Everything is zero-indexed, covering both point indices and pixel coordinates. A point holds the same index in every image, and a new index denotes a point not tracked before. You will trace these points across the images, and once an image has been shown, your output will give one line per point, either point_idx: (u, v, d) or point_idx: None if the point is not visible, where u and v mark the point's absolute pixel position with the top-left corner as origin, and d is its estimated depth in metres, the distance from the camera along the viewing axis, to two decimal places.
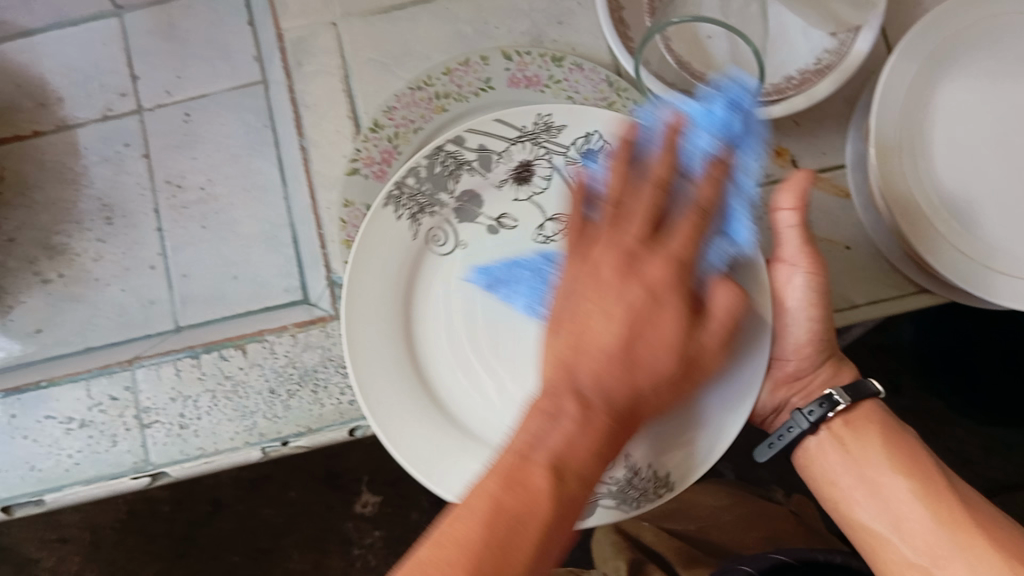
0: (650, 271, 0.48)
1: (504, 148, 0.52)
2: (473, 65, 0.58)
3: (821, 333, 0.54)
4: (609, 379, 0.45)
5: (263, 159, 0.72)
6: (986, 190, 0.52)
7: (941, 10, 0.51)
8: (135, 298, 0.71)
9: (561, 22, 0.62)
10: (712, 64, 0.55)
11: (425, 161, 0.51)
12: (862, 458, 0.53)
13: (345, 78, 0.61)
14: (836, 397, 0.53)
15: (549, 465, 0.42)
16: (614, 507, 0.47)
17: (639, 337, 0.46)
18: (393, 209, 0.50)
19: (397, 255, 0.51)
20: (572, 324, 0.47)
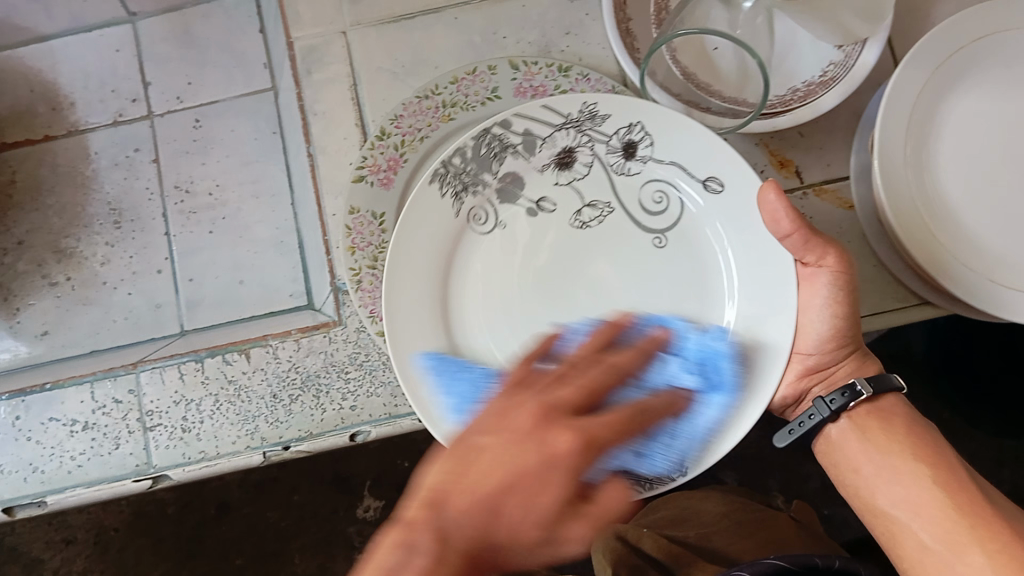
0: (558, 393, 0.42)
1: (548, 134, 0.53)
2: (481, 74, 0.58)
3: (845, 328, 0.53)
4: (476, 526, 0.36)
5: (272, 165, 0.72)
6: (992, 204, 0.52)
7: (947, 23, 0.51)
8: (143, 301, 0.71)
9: (570, 32, 0.62)
10: (718, 76, 0.55)
11: (471, 142, 0.51)
12: (884, 443, 0.51)
13: (354, 86, 0.62)
14: (860, 387, 0.51)
15: (436, 535, 0.35)
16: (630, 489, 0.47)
17: (517, 491, 0.37)
18: (438, 186, 0.51)
19: (442, 230, 0.52)
20: (463, 451, 0.39)
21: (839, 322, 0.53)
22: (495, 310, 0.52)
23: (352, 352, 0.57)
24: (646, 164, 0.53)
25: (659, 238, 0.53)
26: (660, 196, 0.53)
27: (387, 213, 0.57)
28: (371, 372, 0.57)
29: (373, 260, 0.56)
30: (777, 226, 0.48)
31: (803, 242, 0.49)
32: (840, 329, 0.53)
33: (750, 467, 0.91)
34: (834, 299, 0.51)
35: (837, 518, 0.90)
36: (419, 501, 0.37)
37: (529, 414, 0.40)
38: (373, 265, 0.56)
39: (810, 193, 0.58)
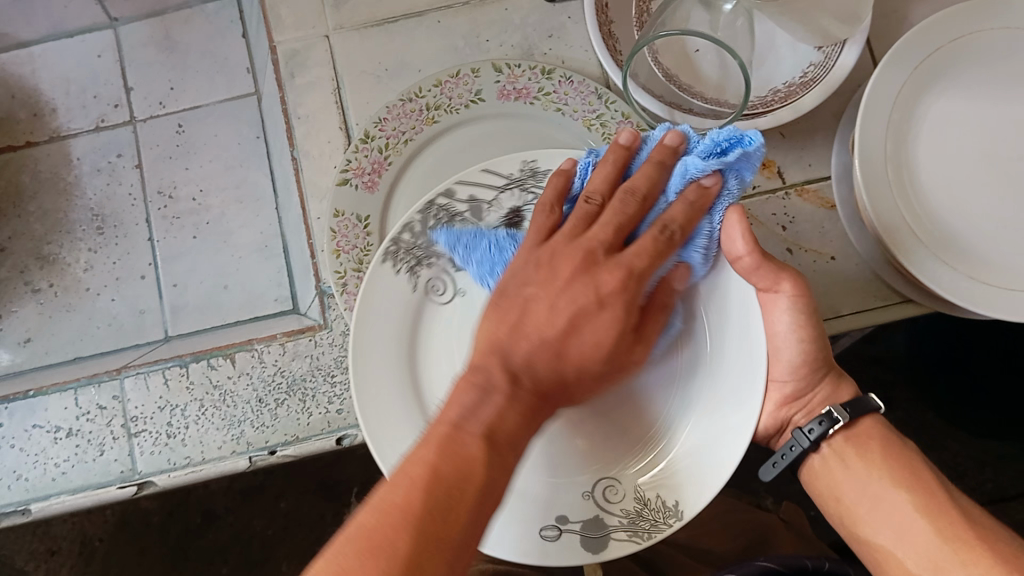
0: (604, 263, 0.43)
1: (494, 197, 0.47)
2: (464, 77, 0.58)
3: (815, 348, 0.50)
4: (544, 363, 0.42)
5: (256, 170, 0.72)
6: (970, 203, 0.53)
7: (925, 24, 0.52)
8: (127, 306, 0.71)
9: (552, 35, 0.62)
10: (699, 77, 0.56)
11: (418, 215, 0.46)
12: (865, 469, 0.48)
13: (337, 90, 0.62)
14: (836, 414, 0.49)
15: (481, 435, 0.38)
16: (626, 541, 0.43)
17: (559, 332, 0.43)
18: (392, 265, 0.46)
19: (394, 310, 0.46)
20: (516, 305, 0.44)
21: (806, 348, 0.50)
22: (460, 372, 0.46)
23: (338, 355, 0.57)
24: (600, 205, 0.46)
25: None
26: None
27: (372, 216, 0.57)
28: None
29: (358, 263, 0.56)
30: (739, 262, 0.44)
31: (755, 267, 0.44)
32: (809, 353, 0.50)
33: (737, 467, 0.91)
34: (796, 319, 0.49)
35: (824, 517, 0.90)
36: (477, 352, 0.43)
37: (568, 271, 0.44)
38: (359, 268, 0.56)
39: (792, 193, 0.58)
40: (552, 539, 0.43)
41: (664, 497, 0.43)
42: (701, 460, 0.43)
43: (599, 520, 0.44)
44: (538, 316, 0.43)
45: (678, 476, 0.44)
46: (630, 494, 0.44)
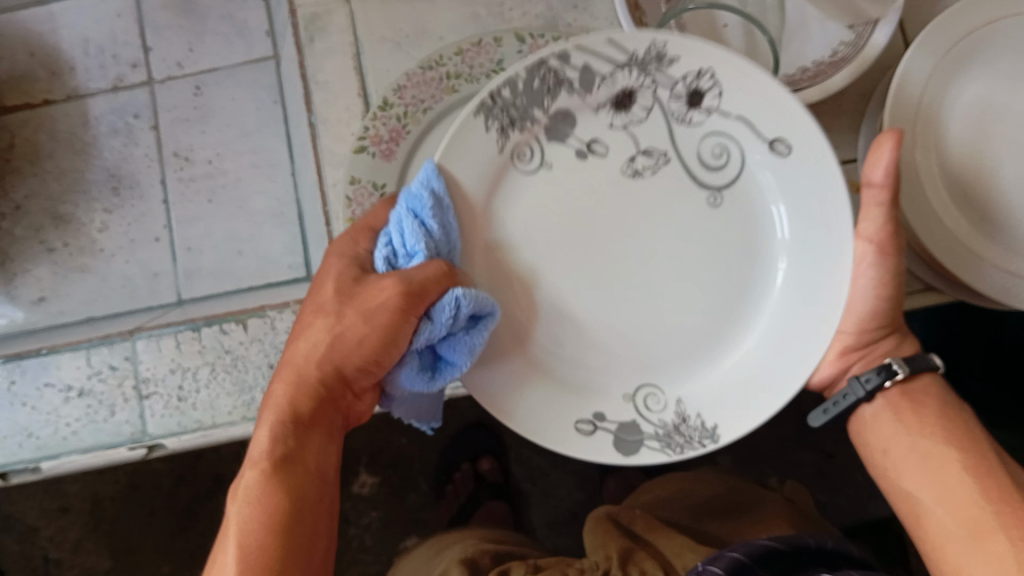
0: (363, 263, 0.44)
1: (608, 72, 0.43)
2: (486, 46, 0.57)
3: (887, 307, 0.51)
4: (322, 363, 0.41)
5: (271, 134, 0.71)
6: (1000, 190, 0.51)
7: (959, 5, 0.51)
8: (141, 269, 0.71)
9: (576, 5, 0.61)
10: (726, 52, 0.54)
11: (523, 72, 0.43)
12: (914, 426, 0.49)
13: (356, 56, 0.61)
14: (896, 366, 0.49)
15: (269, 464, 0.39)
16: (658, 451, 0.45)
17: (313, 327, 0.43)
18: (483, 120, 0.42)
19: (483, 169, 0.43)
20: (306, 318, 0.44)
21: (885, 296, 0.50)
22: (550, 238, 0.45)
23: None
24: (711, 116, 0.44)
25: (713, 196, 0.45)
26: (719, 151, 0.45)
27: (388, 185, 0.56)
28: None
29: None
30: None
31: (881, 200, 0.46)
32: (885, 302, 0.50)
33: (745, 448, 0.91)
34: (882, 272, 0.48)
35: (831, 504, 0.90)
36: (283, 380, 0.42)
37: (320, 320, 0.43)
38: None
39: None
40: (586, 436, 0.45)
41: (702, 418, 0.45)
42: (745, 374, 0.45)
43: (635, 424, 0.45)
44: (350, 344, 0.41)
45: (719, 400, 0.45)
46: (670, 406, 0.45)
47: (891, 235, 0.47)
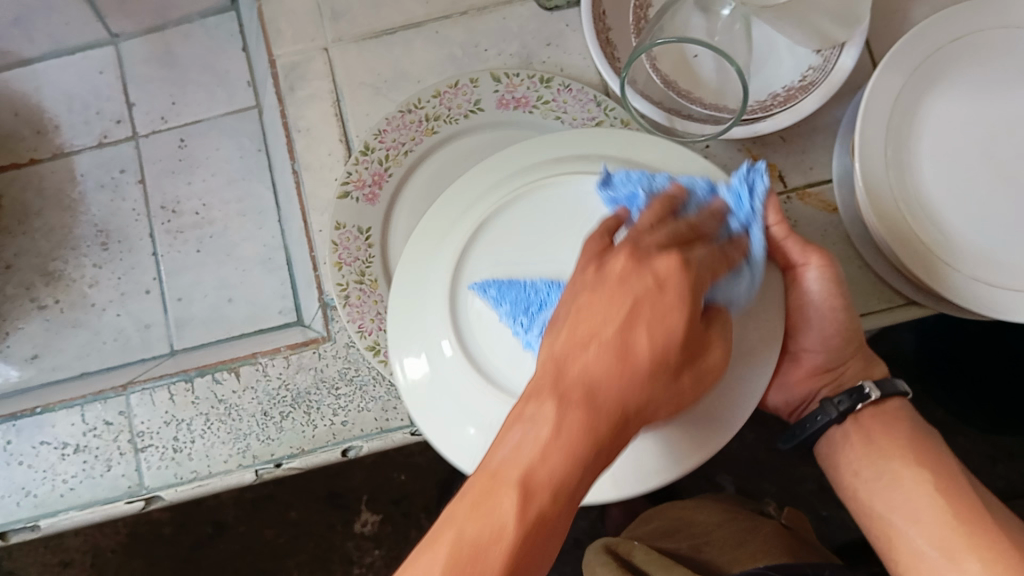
0: (661, 263, 0.35)
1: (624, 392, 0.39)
2: (462, 87, 0.59)
3: (845, 323, 0.49)
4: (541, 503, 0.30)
5: (256, 182, 0.72)
6: (974, 202, 0.52)
7: (921, 27, 0.52)
8: (133, 321, 0.71)
9: (550, 43, 0.62)
10: (698, 82, 0.56)
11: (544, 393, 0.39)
12: (885, 449, 0.48)
13: (336, 102, 0.61)
14: (867, 390, 0.48)
15: None
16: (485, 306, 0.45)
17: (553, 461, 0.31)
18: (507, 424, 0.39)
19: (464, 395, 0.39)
20: (533, 426, 0.32)
21: (836, 317, 0.48)
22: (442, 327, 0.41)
23: (342, 368, 0.57)
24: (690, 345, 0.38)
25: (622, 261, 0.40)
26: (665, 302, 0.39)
27: (373, 228, 0.57)
28: (360, 388, 0.57)
29: (360, 274, 0.57)
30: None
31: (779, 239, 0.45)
32: (839, 323, 0.49)
33: (745, 469, 0.91)
34: (826, 294, 0.47)
35: (833, 519, 0.90)
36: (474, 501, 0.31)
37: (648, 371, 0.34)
38: (361, 279, 0.57)
39: (793, 197, 0.59)
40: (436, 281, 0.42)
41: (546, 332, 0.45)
42: None
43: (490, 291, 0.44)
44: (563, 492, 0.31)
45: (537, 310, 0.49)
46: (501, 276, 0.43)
47: (832, 293, 0.47)
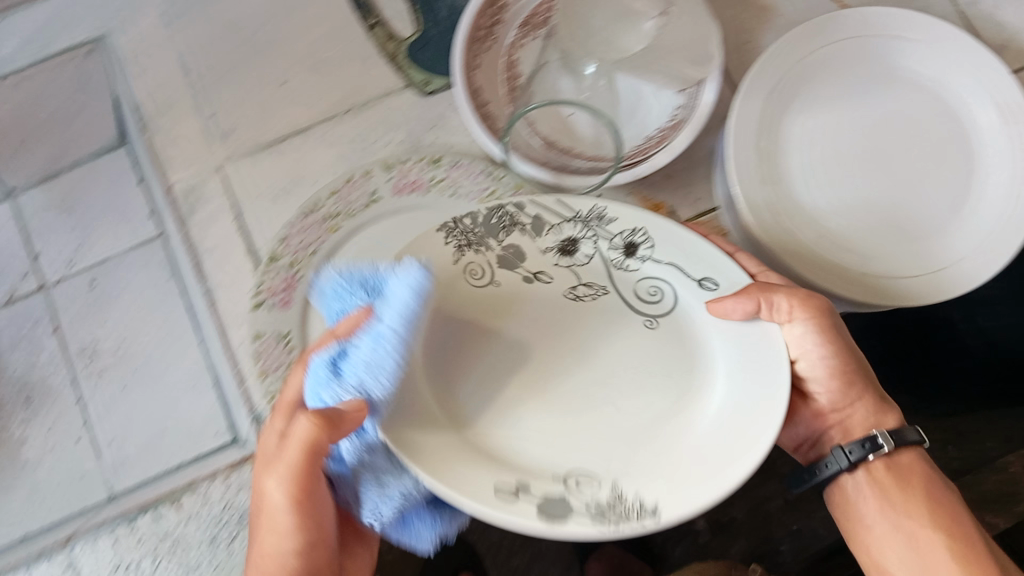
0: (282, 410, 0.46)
1: (610, 495, 0.43)
2: (357, 181, 0.60)
3: (838, 363, 0.50)
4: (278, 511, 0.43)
5: (176, 306, 0.69)
6: (844, 207, 0.55)
7: (773, 49, 0.55)
8: (66, 475, 0.65)
9: (435, 125, 0.63)
10: (577, 138, 0.59)
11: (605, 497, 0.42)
12: (901, 509, 0.48)
13: (237, 217, 0.62)
14: (880, 439, 0.49)
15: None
16: (590, 526, 0.40)
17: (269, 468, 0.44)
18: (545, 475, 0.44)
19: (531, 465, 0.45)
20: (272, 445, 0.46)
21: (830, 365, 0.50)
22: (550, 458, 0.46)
23: None
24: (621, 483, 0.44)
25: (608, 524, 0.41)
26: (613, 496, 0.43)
27: (291, 331, 0.58)
28: None
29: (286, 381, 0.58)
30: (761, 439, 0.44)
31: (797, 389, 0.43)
32: (839, 365, 0.50)
33: None
34: (815, 338, 0.49)
35: None
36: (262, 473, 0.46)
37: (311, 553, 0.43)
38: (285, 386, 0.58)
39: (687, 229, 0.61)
40: (511, 500, 0.41)
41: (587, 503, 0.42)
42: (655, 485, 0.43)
43: (563, 502, 0.42)
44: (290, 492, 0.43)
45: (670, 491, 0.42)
46: (604, 489, 0.43)
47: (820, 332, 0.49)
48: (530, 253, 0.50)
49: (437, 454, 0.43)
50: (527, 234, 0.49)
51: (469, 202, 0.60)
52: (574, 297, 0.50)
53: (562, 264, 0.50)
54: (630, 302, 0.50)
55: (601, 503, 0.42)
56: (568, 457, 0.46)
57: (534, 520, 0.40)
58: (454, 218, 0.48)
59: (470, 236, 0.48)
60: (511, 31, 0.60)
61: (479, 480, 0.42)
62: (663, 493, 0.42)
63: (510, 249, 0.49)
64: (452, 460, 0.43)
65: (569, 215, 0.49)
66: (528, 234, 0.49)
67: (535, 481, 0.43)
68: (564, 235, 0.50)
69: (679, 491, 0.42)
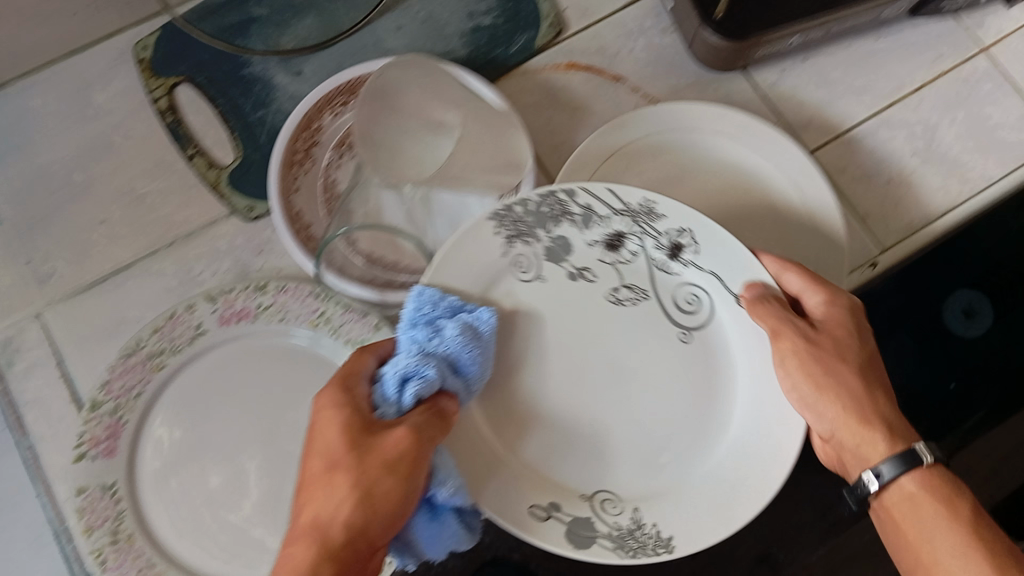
0: (324, 412, 0.41)
1: (608, 529, 0.46)
2: (180, 316, 0.58)
3: (853, 373, 0.46)
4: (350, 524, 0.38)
5: (13, 460, 0.58)
6: None
7: (579, 156, 0.59)
8: None
9: (262, 250, 0.62)
10: (400, 252, 0.59)
11: (614, 514, 0.47)
12: (923, 546, 0.42)
13: (60, 364, 0.60)
14: (881, 469, 0.44)
15: None
16: (612, 551, 0.45)
17: (331, 472, 0.39)
18: (584, 504, 0.47)
19: (571, 479, 0.48)
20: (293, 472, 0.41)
21: (847, 375, 0.45)
22: (586, 462, 0.48)
23: None
24: (637, 510, 0.47)
25: (621, 548, 0.46)
26: (615, 505, 0.47)
27: (118, 481, 0.56)
28: None
29: (113, 534, 0.55)
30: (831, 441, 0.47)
31: (817, 393, 0.45)
32: (851, 377, 0.45)
33: None
34: (824, 341, 0.46)
35: None
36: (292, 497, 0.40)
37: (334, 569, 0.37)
38: (114, 539, 0.54)
39: None
40: (542, 520, 0.46)
41: (600, 538, 0.46)
42: (665, 483, 0.48)
43: (591, 521, 0.46)
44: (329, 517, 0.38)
45: (669, 504, 0.47)
46: (627, 510, 0.47)
47: (838, 329, 0.47)
48: (577, 247, 0.49)
49: (478, 480, 0.46)
50: (577, 225, 0.49)
51: (300, 327, 0.59)
52: (614, 299, 0.49)
53: (606, 259, 0.50)
54: (670, 311, 0.49)
55: (621, 527, 0.46)
56: (581, 474, 0.48)
57: (566, 547, 0.45)
58: (505, 207, 0.48)
59: (520, 226, 0.48)
60: (327, 152, 0.61)
61: (516, 505, 0.46)
62: (685, 523, 0.46)
63: (558, 240, 0.49)
64: (491, 477, 0.47)
65: (620, 207, 0.48)
66: (579, 225, 0.49)
67: (564, 500, 0.47)
68: (614, 229, 0.49)
69: (694, 519, 0.46)
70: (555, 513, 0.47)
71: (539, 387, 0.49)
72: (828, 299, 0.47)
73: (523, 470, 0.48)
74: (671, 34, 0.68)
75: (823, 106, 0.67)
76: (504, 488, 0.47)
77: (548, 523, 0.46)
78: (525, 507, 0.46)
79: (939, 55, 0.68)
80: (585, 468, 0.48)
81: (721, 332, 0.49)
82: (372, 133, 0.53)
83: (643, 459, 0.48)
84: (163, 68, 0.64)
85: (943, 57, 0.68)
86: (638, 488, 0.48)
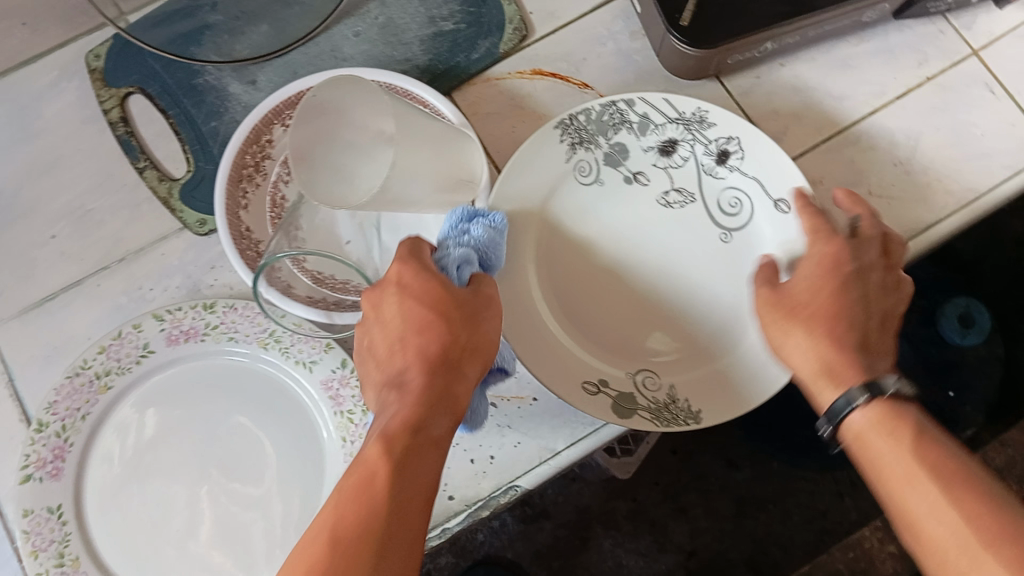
0: (415, 272, 0.46)
1: (650, 395, 0.55)
2: (126, 336, 0.57)
3: (832, 307, 0.49)
4: (451, 370, 0.44)
5: None
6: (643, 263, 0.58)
7: (532, 141, 0.56)
8: None
9: (214, 266, 0.60)
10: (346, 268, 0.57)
11: (651, 385, 0.55)
12: (886, 447, 0.44)
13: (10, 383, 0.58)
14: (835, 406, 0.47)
15: (402, 453, 0.40)
16: (650, 420, 0.53)
17: (427, 331, 0.45)
18: (629, 377, 0.55)
19: (611, 362, 0.56)
20: (389, 319, 0.46)
21: (830, 306, 0.49)
22: (626, 339, 0.57)
23: None
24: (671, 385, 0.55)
25: (660, 417, 0.54)
26: (653, 381, 0.55)
27: (64, 503, 0.54)
28: None
29: (59, 556, 0.53)
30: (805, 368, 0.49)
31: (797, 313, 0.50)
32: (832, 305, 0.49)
33: None
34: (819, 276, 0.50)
35: None
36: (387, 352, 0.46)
37: (443, 421, 0.42)
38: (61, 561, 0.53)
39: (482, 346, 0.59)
40: (591, 392, 0.54)
41: (645, 407, 0.54)
42: (702, 360, 0.56)
43: (632, 396, 0.55)
44: (432, 359, 0.44)
45: (703, 388, 0.55)
46: (664, 386, 0.55)
47: (820, 273, 0.51)
48: (633, 152, 0.58)
49: (553, 346, 0.55)
50: (634, 133, 0.58)
51: (251, 346, 0.57)
52: (665, 201, 0.58)
53: (660, 164, 0.59)
54: (714, 214, 0.58)
55: (658, 402, 0.54)
56: (625, 358, 0.56)
57: (610, 414, 0.53)
58: (571, 116, 0.57)
59: (582, 134, 0.58)
60: (276, 165, 0.59)
61: (572, 379, 0.54)
62: (707, 398, 0.54)
63: (616, 146, 0.58)
64: (550, 358, 0.54)
65: (674, 117, 0.58)
66: (636, 132, 0.58)
67: (611, 375, 0.55)
68: (667, 135, 0.58)
69: (713, 393, 0.54)
70: (600, 387, 0.54)
71: (605, 261, 0.58)
72: (811, 230, 0.53)
73: (577, 351, 0.56)
74: (640, 38, 0.65)
75: (800, 112, 0.64)
76: (557, 366, 0.54)
77: (593, 392, 0.54)
78: (573, 381, 0.54)
79: (924, 58, 0.64)
80: (629, 344, 0.56)
81: (756, 237, 0.57)
82: (305, 151, 0.48)
83: (678, 346, 0.56)
84: (115, 79, 0.63)
85: (928, 62, 0.64)
86: (673, 373, 0.56)
